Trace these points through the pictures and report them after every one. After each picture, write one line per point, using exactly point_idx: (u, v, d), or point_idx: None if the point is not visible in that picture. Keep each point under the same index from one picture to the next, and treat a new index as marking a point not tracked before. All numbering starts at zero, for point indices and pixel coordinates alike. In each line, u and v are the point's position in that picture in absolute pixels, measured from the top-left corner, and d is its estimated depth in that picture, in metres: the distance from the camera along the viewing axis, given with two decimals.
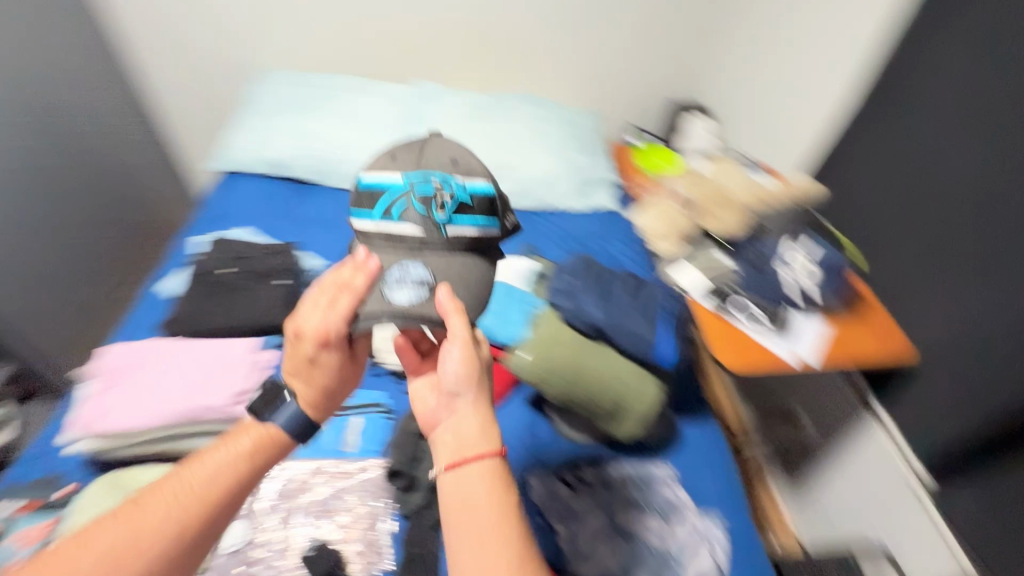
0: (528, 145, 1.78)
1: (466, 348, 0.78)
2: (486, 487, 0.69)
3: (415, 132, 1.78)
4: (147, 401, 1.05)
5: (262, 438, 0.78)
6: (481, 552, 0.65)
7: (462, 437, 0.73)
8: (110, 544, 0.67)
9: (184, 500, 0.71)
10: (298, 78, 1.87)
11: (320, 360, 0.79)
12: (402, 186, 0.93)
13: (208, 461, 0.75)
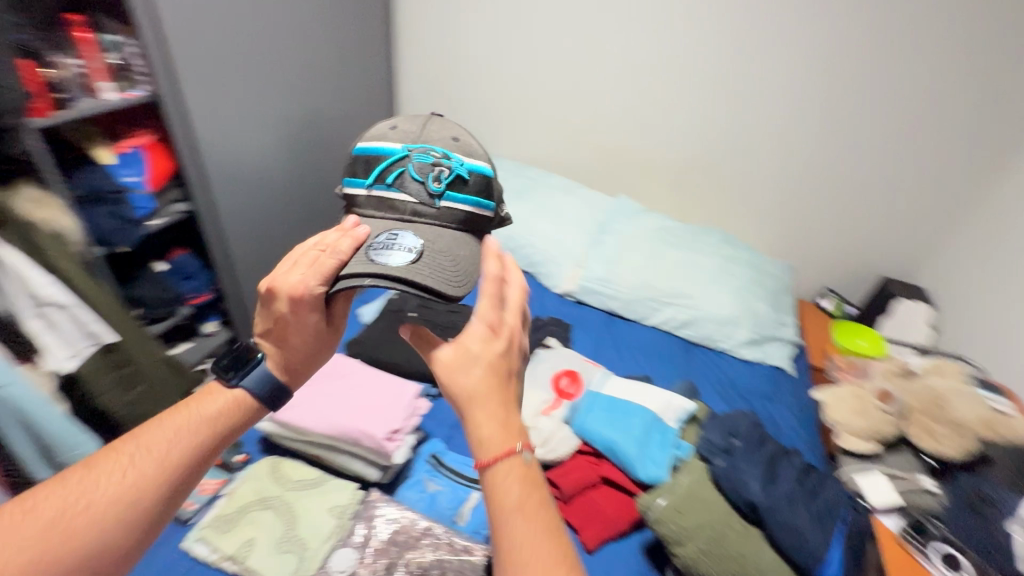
0: (708, 277, 1.74)
1: (505, 331, 0.74)
2: (525, 493, 0.67)
3: (600, 238, 1.88)
4: (320, 407, 1.19)
5: (226, 404, 0.83)
6: (536, 554, 0.63)
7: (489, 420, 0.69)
8: (69, 504, 0.72)
9: (141, 465, 0.76)
10: (515, 169, 2.14)
11: (294, 318, 0.83)
12: (401, 154, 0.94)
13: (167, 428, 0.79)
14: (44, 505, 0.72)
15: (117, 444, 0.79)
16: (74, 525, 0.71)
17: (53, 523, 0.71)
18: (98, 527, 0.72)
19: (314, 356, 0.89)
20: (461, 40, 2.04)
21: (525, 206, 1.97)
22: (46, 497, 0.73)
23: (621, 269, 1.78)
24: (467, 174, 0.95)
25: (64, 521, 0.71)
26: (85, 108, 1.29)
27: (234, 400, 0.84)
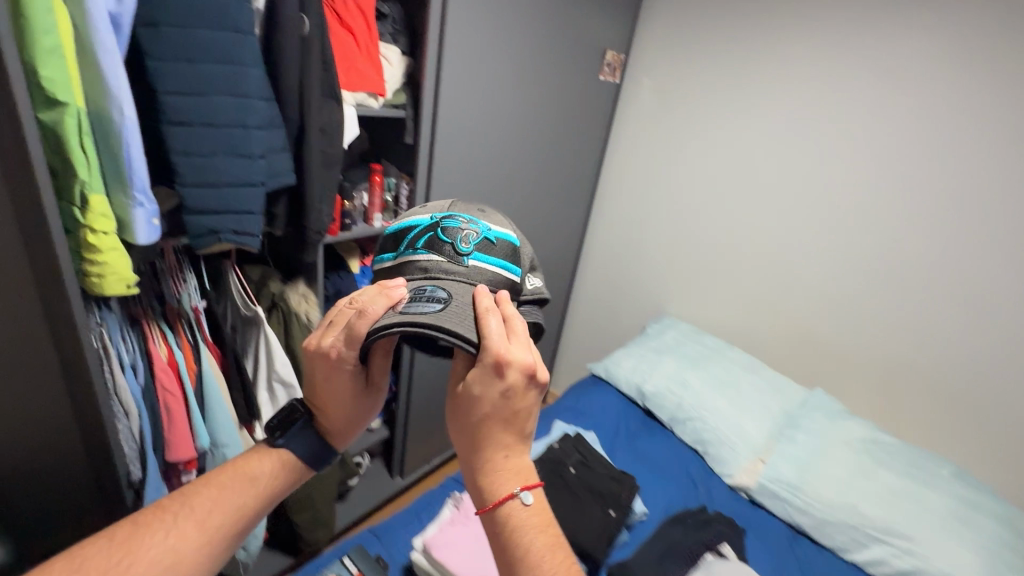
0: (941, 518, 1.39)
1: (512, 370, 0.70)
2: (534, 536, 0.73)
3: (789, 433, 1.66)
4: (473, 556, 1.13)
5: (269, 469, 0.87)
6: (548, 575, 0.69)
7: (498, 467, 0.75)
8: (117, 560, 0.74)
9: (188, 527, 0.79)
10: (693, 334, 2.08)
11: (331, 376, 0.84)
12: (430, 221, 0.86)
13: (215, 493, 0.83)
14: (89, 561, 0.74)
15: (169, 501, 0.82)
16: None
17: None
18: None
19: (348, 411, 0.90)
20: (655, 208, 2.26)
21: (701, 376, 1.85)
22: (96, 551, 0.75)
23: (815, 477, 1.52)
24: (472, 226, 0.85)
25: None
26: (359, 233, 1.58)
27: (278, 468, 0.88)
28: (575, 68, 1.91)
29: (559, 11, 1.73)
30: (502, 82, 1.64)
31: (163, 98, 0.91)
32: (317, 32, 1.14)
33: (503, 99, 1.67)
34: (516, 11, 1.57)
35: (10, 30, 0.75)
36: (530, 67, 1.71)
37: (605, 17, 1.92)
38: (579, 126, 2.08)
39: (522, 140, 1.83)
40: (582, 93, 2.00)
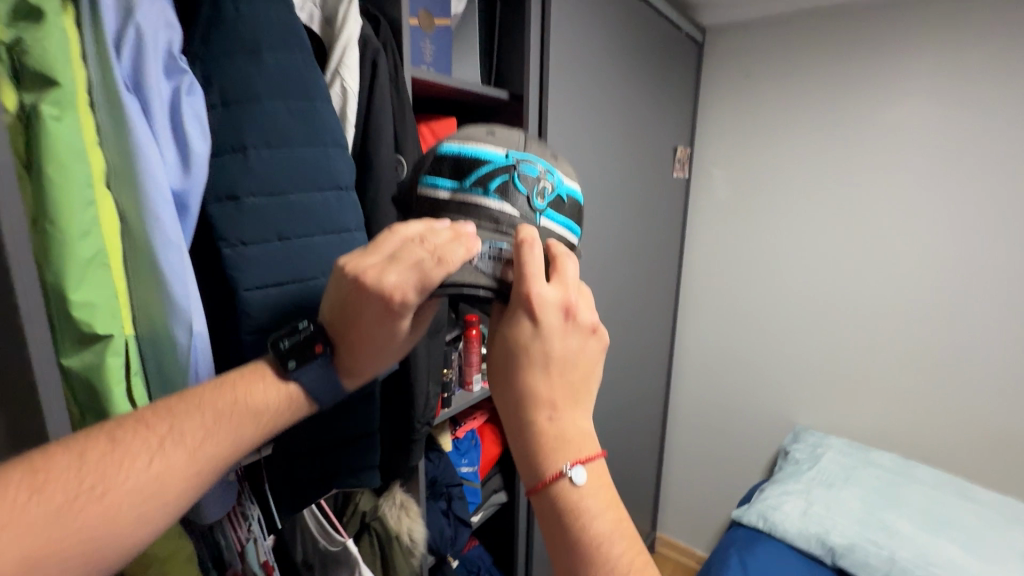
0: None
1: (549, 311, 0.54)
2: (595, 524, 0.51)
3: None
4: None
5: (283, 401, 0.58)
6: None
7: (542, 432, 0.54)
8: (75, 486, 0.45)
9: (178, 458, 0.50)
10: (857, 451, 1.75)
11: (370, 326, 0.57)
12: (504, 159, 0.62)
13: (213, 417, 0.53)
14: (33, 479, 0.43)
15: (148, 417, 0.51)
16: (84, 519, 0.44)
17: (56, 513, 0.43)
18: (109, 534, 0.46)
19: (371, 362, 0.61)
20: (751, 305, 2.11)
21: (904, 512, 1.45)
22: (45, 467, 0.44)
23: None
24: (553, 179, 0.62)
25: (69, 509, 0.44)
26: (460, 404, 1.22)
27: (297, 404, 0.59)
28: (654, 167, 1.80)
29: (636, 114, 1.63)
30: (591, 196, 1.48)
31: (245, 296, 0.63)
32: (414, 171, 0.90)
33: (594, 212, 1.51)
34: (600, 120, 1.46)
35: (31, 247, 0.48)
36: (615, 174, 1.58)
37: (674, 112, 1.85)
38: (662, 222, 1.94)
39: (613, 250, 1.65)
40: (662, 189, 1.88)
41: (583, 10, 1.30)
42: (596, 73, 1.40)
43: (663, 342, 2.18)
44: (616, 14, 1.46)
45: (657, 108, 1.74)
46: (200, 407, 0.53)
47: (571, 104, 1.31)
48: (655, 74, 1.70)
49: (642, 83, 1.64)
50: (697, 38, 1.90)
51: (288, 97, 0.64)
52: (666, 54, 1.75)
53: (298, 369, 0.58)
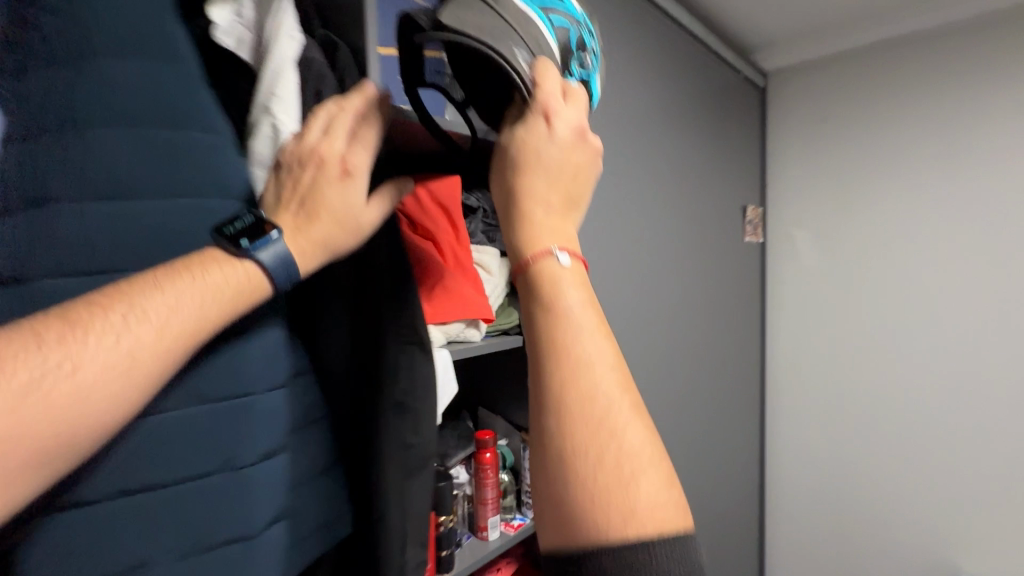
0: None
1: (563, 124, 0.62)
2: (575, 297, 0.60)
3: None
4: None
5: (241, 280, 0.51)
6: (589, 344, 0.58)
7: (530, 227, 0.62)
8: (37, 363, 0.41)
9: (141, 338, 0.45)
10: None
11: (327, 191, 0.57)
12: (572, 15, 0.70)
13: (171, 295, 0.47)
14: None
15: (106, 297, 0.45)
16: (54, 397, 0.41)
17: (16, 395, 0.39)
18: (82, 417, 0.42)
19: (333, 238, 0.57)
20: None
21: None
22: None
23: None
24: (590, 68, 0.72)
25: (35, 386, 0.40)
26: (464, 568, 0.86)
27: (259, 283, 0.52)
28: (720, 233, 1.49)
29: (694, 172, 1.36)
30: (638, 273, 1.18)
31: None
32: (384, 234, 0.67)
33: (643, 292, 1.21)
34: (646, 180, 1.20)
35: None
36: (669, 243, 1.29)
37: (740, 167, 1.57)
38: (734, 297, 1.59)
39: (673, 338, 1.32)
40: (732, 258, 1.55)
41: (617, 55, 1.10)
42: (635, 125, 1.16)
43: (742, 443, 1.76)
44: (662, 59, 1.24)
45: (719, 164, 1.46)
46: (157, 283, 0.47)
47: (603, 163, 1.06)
48: (716, 126, 1.44)
49: (701, 138, 1.38)
50: (761, 83, 1.65)
51: (132, 121, 0.49)
52: (727, 103, 1.50)
53: (257, 247, 0.51)
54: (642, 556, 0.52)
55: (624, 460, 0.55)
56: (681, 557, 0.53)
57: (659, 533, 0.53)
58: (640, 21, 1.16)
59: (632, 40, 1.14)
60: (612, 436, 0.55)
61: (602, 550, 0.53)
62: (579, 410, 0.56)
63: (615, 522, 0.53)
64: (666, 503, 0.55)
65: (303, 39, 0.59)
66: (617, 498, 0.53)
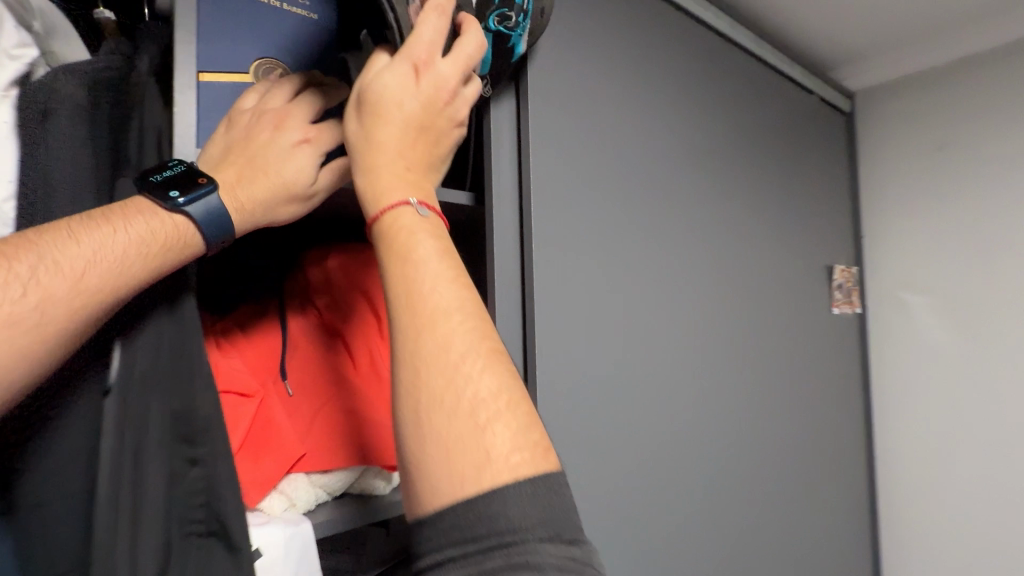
0: None
1: (431, 84, 0.42)
2: (429, 248, 0.39)
3: None
4: None
5: (166, 238, 0.39)
6: (447, 309, 0.37)
7: (378, 182, 0.41)
8: None
9: (52, 293, 0.34)
10: None
11: (282, 146, 0.44)
12: None
13: (90, 245, 0.36)
14: None
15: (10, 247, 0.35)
16: None
17: None
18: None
19: (280, 198, 0.44)
20: None
21: None
22: None
23: None
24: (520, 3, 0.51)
25: None
26: None
27: (187, 240, 0.40)
28: (811, 311, 1.02)
29: (771, 241, 0.94)
30: (686, 393, 0.75)
31: None
32: (151, 349, 0.39)
33: (700, 422, 0.77)
34: (699, 253, 0.80)
35: None
36: (739, 343, 0.85)
37: (835, 230, 1.13)
38: (840, 412, 1.09)
39: (749, 494, 0.84)
40: (832, 357, 1.07)
41: (649, 82, 0.75)
42: (682, 174, 0.78)
43: None
44: (719, 88, 0.88)
45: (807, 226, 1.04)
46: (68, 233, 0.36)
47: (621, 227, 0.69)
48: (799, 178, 1.03)
49: (777, 196, 0.97)
50: (847, 108, 1.22)
51: None
52: (812, 148, 1.09)
53: (186, 199, 0.39)
54: (496, 515, 0.32)
55: (483, 401, 0.35)
56: (551, 512, 0.33)
57: (526, 479, 0.33)
58: (685, 38, 0.82)
59: (673, 62, 0.80)
60: (466, 370, 0.36)
61: (445, 521, 0.33)
62: (423, 349, 0.36)
63: (465, 481, 0.33)
64: (536, 453, 0.35)
65: (29, 58, 0.39)
66: (466, 452, 0.34)
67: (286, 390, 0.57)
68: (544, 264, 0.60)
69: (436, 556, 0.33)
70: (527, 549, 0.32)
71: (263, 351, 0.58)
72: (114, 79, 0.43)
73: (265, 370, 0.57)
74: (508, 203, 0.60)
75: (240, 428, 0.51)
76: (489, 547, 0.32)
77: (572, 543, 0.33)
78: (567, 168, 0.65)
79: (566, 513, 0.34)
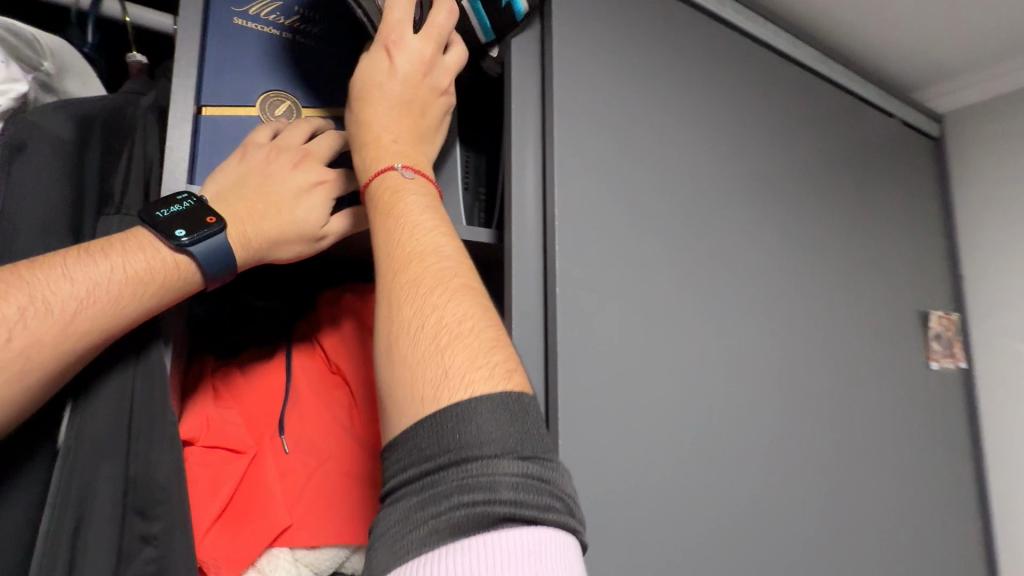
0: None
1: (407, 58, 0.46)
2: (415, 194, 0.42)
3: None
4: None
5: (166, 273, 0.36)
6: (423, 239, 0.40)
7: (368, 154, 0.44)
8: None
9: (38, 338, 0.31)
10: None
11: (296, 187, 0.42)
12: None
13: (85, 282, 0.33)
14: None
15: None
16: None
17: None
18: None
19: (287, 237, 0.41)
20: None
21: None
22: None
23: None
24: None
25: None
26: None
27: (186, 275, 0.37)
28: (906, 366, 0.86)
29: (848, 282, 0.81)
30: (747, 462, 0.63)
31: None
32: (109, 409, 0.35)
33: (766, 498, 0.64)
34: (757, 295, 0.69)
35: None
36: (813, 402, 0.72)
37: (926, 268, 0.97)
38: (950, 488, 0.89)
39: None
40: (932, 419, 0.89)
41: (693, 107, 0.68)
42: (734, 206, 0.69)
43: None
44: (778, 112, 0.78)
45: (890, 264, 0.89)
46: (61, 268, 0.33)
47: (665, 266, 0.60)
48: (879, 210, 0.90)
49: (854, 231, 0.84)
50: (936, 133, 1.08)
51: None
52: (894, 175, 0.95)
53: (190, 238, 0.36)
54: (451, 430, 0.32)
55: (447, 328, 0.36)
56: (510, 428, 0.33)
57: (483, 397, 0.33)
58: (736, 59, 0.75)
59: (721, 85, 0.72)
60: (433, 301, 0.36)
61: (411, 436, 0.33)
62: (398, 282, 0.38)
63: (425, 399, 0.33)
64: (498, 373, 0.35)
65: (23, 88, 0.38)
66: (427, 375, 0.34)
67: (282, 446, 0.50)
68: (571, 308, 0.52)
69: (396, 471, 0.33)
70: (481, 465, 0.31)
71: (263, 399, 0.53)
72: (121, 122, 0.42)
73: (261, 424, 0.51)
74: (531, 240, 0.54)
75: (224, 490, 0.46)
76: (444, 462, 0.31)
77: (530, 461, 0.32)
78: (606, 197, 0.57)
79: (527, 430, 0.33)
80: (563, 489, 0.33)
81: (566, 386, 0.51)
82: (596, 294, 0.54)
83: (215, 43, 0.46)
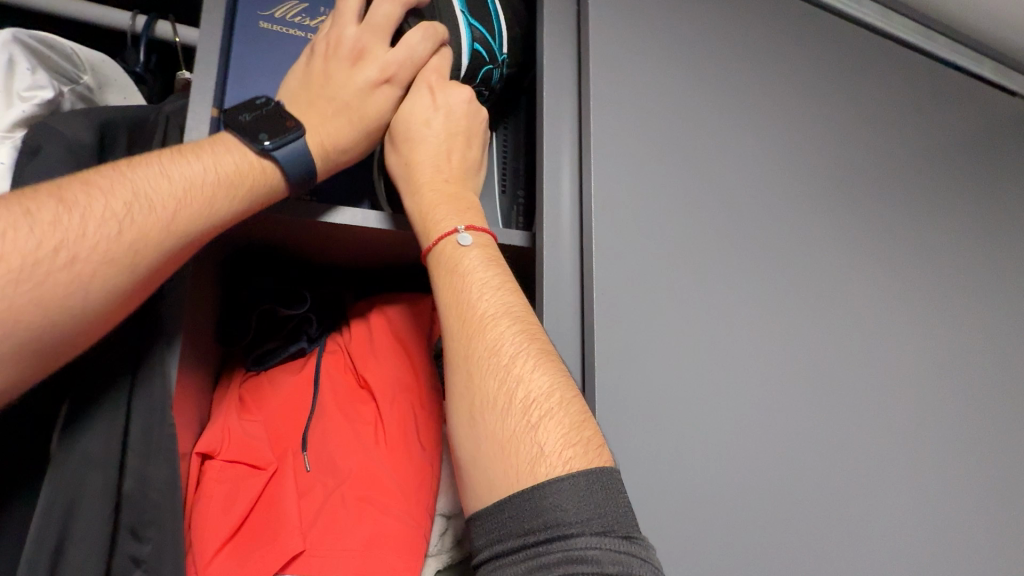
0: None
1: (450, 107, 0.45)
2: (476, 254, 0.40)
3: None
4: None
5: (255, 176, 0.37)
6: (493, 306, 0.38)
7: (427, 204, 0.43)
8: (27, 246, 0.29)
9: (144, 230, 0.32)
10: None
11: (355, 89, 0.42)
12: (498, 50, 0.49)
13: (182, 182, 0.35)
14: None
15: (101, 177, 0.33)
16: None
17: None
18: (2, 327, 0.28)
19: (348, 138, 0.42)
20: None
21: None
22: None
23: None
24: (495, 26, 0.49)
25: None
26: None
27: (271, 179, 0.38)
28: None
29: (966, 289, 0.66)
30: (842, 506, 0.51)
31: None
32: (104, 422, 0.33)
33: (868, 554, 0.51)
34: (847, 301, 0.58)
35: None
36: (928, 434, 0.58)
37: None
38: None
39: None
40: None
41: (759, 92, 0.59)
42: (813, 201, 0.59)
43: None
44: (866, 91, 0.67)
45: None
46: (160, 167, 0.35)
47: (726, 270, 0.52)
48: (1009, 205, 0.74)
49: (972, 228, 0.69)
50: None
51: None
52: None
53: (273, 143, 0.38)
54: (548, 504, 0.30)
55: (535, 402, 0.34)
56: (605, 504, 0.31)
57: (579, 473, 0.31)
58: (810, 37, 0.65)
59: (793, 65, 0.63)
60: (519, 370, 0.35)
61: (505, 511, 0.31)
62: (476, 353, 0.36)
63: (518, 475, 0.31)
64: (589, 451, 0.33)
65: (48, 96, 0.40)
66: (519, 450, 0.32)
67: (304, 464, 0.48)
68: (611, 316, 0.45)
69: (490, 544, 0.31)
70: (581, 543, 0.29)
71: (291, 416, 0.51)
72: (142, 125, 0.42)
73: (287, 438, 0.49)
74: (565, 240, 0.48)
75: (240, 506, 0.44)
76: (544, 535, 0.29)
77: (627, 537, 0.30)
78: (656, 191, 0.50)
79: (623, 504, 0.31)
80: (661, 567, 0.30)
81: (604, 408, 0.44)
82: (644, 300, 0.47)
83: (241, 48, 0.46)
